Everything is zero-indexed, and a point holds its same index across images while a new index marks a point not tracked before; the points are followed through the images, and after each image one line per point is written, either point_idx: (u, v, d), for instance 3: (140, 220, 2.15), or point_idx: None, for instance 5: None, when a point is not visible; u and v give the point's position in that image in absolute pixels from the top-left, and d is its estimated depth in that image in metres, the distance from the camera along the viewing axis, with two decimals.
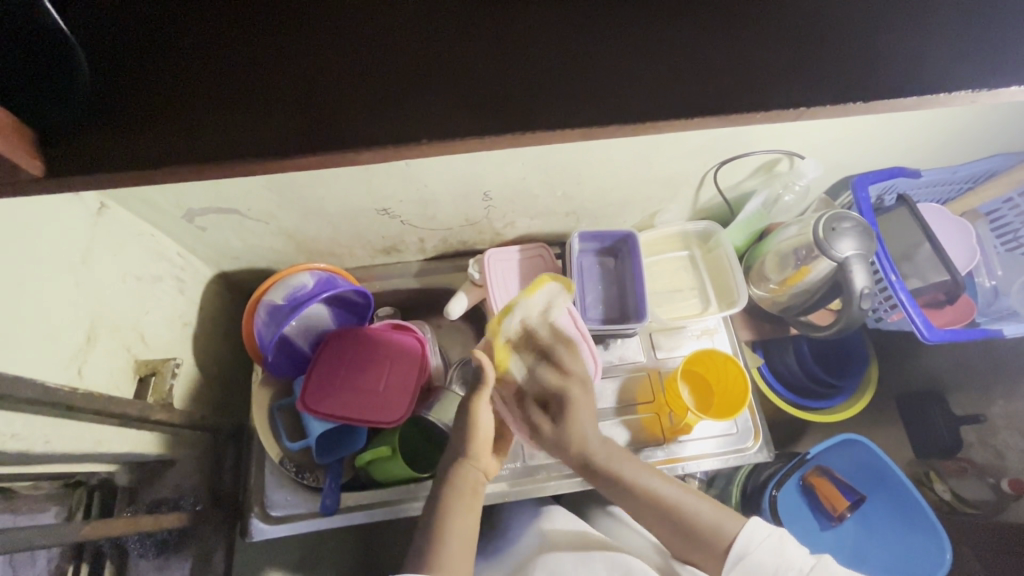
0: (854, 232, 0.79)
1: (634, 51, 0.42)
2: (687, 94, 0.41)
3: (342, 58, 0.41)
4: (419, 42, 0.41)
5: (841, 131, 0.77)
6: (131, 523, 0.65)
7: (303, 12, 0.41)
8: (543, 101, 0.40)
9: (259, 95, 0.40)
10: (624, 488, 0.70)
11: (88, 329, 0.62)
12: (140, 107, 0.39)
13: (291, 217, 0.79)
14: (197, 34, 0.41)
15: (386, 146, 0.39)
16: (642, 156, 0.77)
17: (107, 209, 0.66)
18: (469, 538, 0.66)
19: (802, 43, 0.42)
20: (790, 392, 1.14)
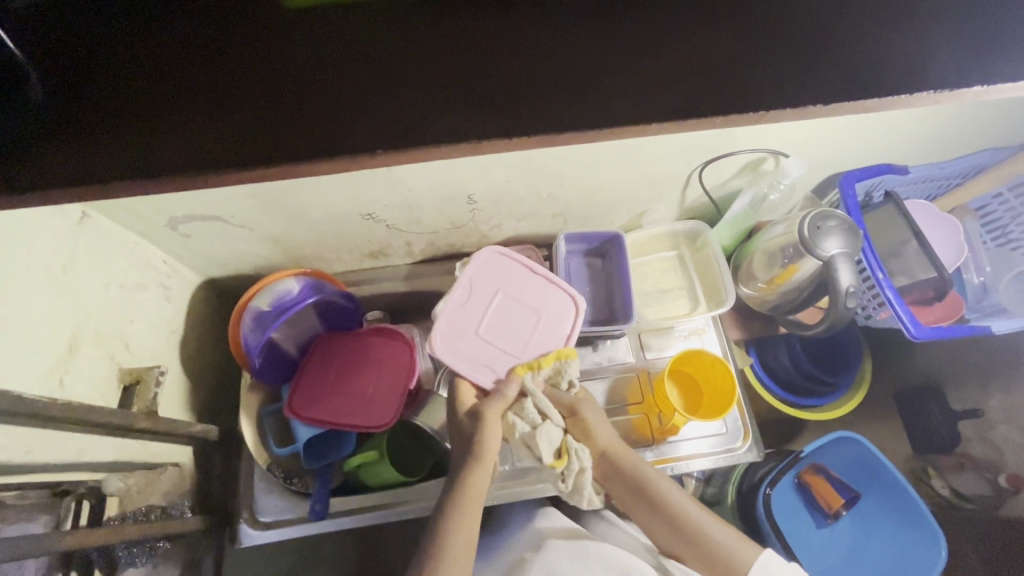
0: (839, 230, 0.79)
1: (586, 60, 0.42)
2: (645, 99, 0.41)
3: (304, 71, 0.41)
4: (379, 59, 0.42)
5: (825, 129, 0.77)
6: (115, 532, 0.64)
7: (263, 35, 0.42)
8: (498, 110, 0.41)
9: (214, 115, 0.40)
10: (641, 487, 0.73)
11: (70, 339, 0.62)
12: (91, 130, 0.39)
13: (277, 223, 0.79)
14: (154, 50, 0.41)
15: (345, 153, 0.39)
16: (625, 157, 0.77)
17: (89, 219, 0.66)
18: (469, 547, 0.65)
19: (766, 49, 0.43)
20: (782, 390, 1.15)
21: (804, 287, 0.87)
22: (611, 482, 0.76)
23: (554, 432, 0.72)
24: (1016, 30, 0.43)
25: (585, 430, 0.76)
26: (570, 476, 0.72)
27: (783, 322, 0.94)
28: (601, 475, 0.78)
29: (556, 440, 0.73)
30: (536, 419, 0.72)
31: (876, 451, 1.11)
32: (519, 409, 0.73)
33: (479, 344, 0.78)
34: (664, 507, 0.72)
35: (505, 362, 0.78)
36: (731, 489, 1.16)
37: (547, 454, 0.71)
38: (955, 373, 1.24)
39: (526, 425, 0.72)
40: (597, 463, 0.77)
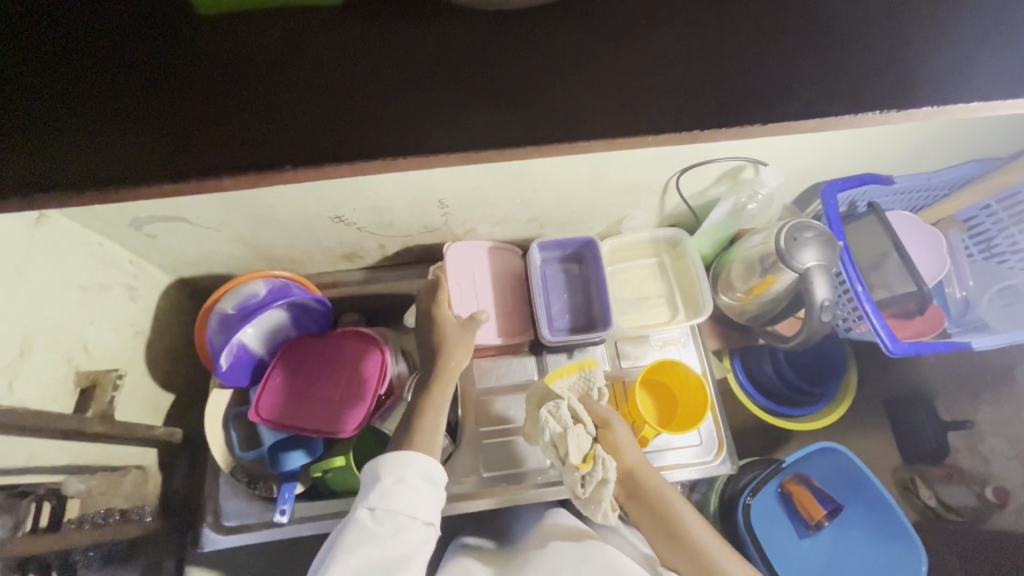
0: (817, 242, 0.77)
1: (529, 78, 0.44)
2: (589, 117, 0.43)
3: (233, 94, 0.43)
4: (305, 84, 0.43)
5: (803, 140, 0.75)
6: (66, 539, 0.63)
7: (193, 56, 0.44)
8: (440, 122, 0.43)
9: (140, 132, 0.42)
10: (660, 509, 0.72)
11: (21, 342, 0.61)
12: (26, 146, 0.41)
13: (244, 225, 0.78)
14: (84, 64, 0.43)
15: (296, 170, 0.42)
16: (599, 166, 0.76)
17: (47, 218, 0.65)
18: (433, 437, 0.70)
19: (711, 68, 0.44)
20: (765, 398, 1.15)
21: (782, 297, 0.85)
22: (634, 502, 0.74)
23: (585, 436, 0.73)
24: (965, 48, 0.43)
25: (615, 445, 0.74)
26: (592, 482, 0.71)
27: (760, 333, 0.93)
28: (624, 493, 0.75)
29: (585, 445, 0.73)
30: (568, 420, 0.73)
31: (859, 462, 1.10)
32: (553, 407, 0.75)
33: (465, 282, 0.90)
34: (677, 530, 0.70)
35: (471, 307, 0.89)
36: (714, 497, 1.16)
37: (574, 455, 0.72)
38: (944, 384, 1.22)
39: (559, 424, 0.73)
40: (622, 481, 0.75)
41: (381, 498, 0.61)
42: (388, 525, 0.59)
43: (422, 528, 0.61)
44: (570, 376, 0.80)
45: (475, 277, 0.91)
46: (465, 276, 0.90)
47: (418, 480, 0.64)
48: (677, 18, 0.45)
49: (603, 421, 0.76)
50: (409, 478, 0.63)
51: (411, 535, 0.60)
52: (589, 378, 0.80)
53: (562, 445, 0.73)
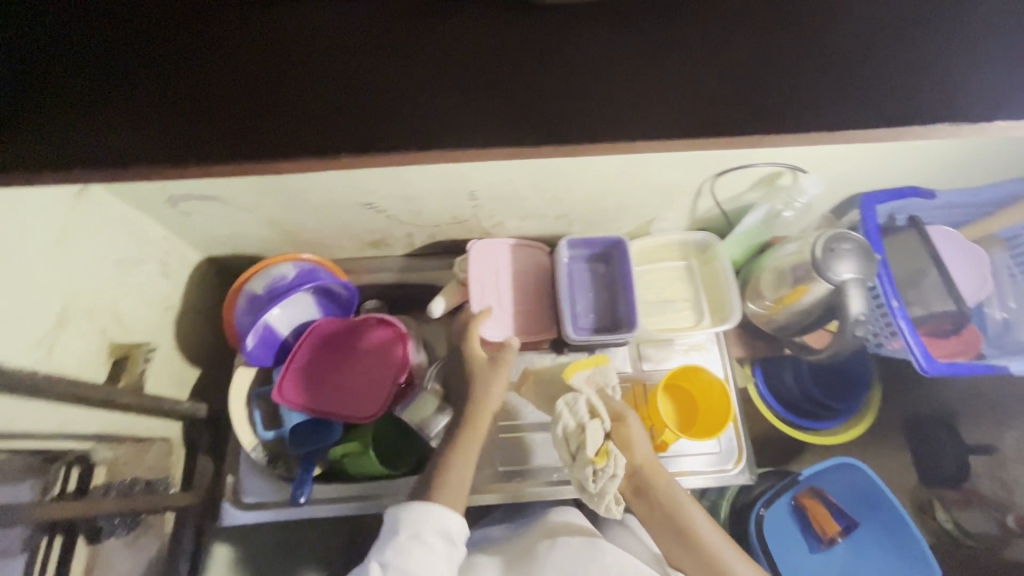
0: (854, 254, 0.75)
1: (563, 80, 0.47)
2: (616, 118, 0.46)
3: (250, 78, 0.47)
4: (318, 67, 0.47)
5: (846, 149, 0.73)
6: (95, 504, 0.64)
7: (211, 42, 0.48)
8: (478, 121, 0.47)
9: (166, 113, 0.47)
10: (670, 510, 0.70)
11: (59, 312, 0.62)
12: (67, 125, 0.46)
13: (276, 207, 0.79)
14: (117, 50, 0.48)
15: (329, 154, 0.47)
16: (633, 166, 0.75)
17: (90, 191, 0.66)
18: (462, 483, 0.69)
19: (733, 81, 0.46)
20: (785, 410, 1.13)
21: (812, 308, 0.83)
22: (643, 500, 0.72)
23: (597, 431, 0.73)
24: (984, 72, 0.45)
25: (627, 438, 0.73)
26: (605, 477, 0.70)
27: (787, 344, 0.92)
28: (631, 489, 0.74)
29: (598, 439, 0.72)
30: (583, 415, 0.73)
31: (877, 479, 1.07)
32: (572, 400, 0.75)
33: (490, 276, 0.90)
34: (688, 531, 0.69)
35: (493, 301, 0.89)
36: (725, 506, 1.12)
37: (589, 447, 0.71)
38: (970, 407, 1.19)
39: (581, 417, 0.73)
40: (631, 476, 0.73)
41: (394, 557, 0.62)
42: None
43: None
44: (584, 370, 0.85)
45: (496, 273, 0.90)
46: (491, 270, 0.90)
47: (433, 534, 0.64)
48: (709, 32, 0.47)
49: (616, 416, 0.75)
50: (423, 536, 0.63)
51: None
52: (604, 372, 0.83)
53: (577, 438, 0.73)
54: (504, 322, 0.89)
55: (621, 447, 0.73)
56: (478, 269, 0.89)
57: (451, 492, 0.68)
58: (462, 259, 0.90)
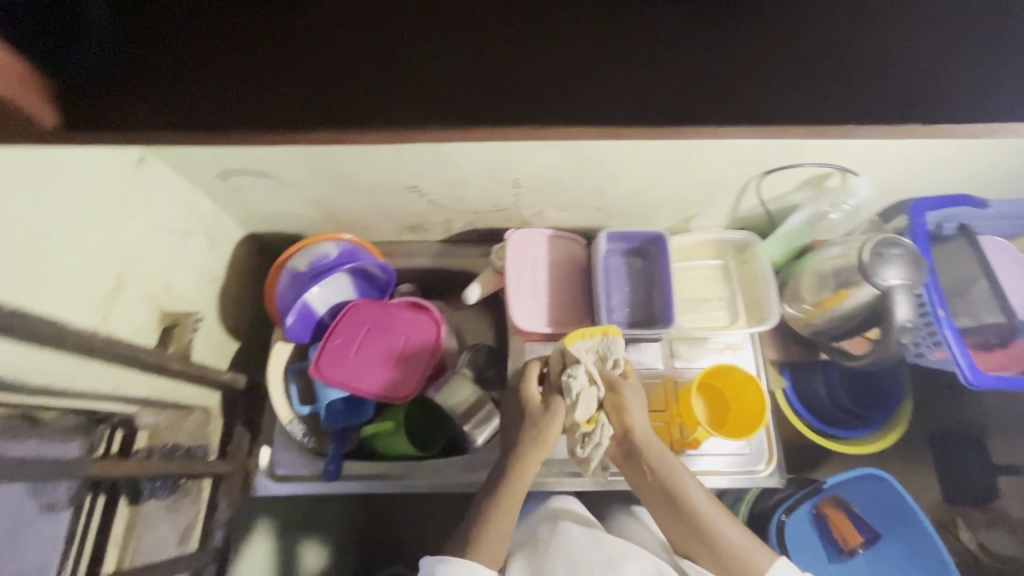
0: (902, 260, 0.73)
1: None
2: None
3: (318, 64, 0.56)
4: (375, 63, 0.57)
5: (900, 150, 0.72)
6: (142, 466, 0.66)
7: (285, 34, 0.57)
8: None
9: (242, 83, 0.56)
10: (670, 486, 0.70)
11: (117, 277, 0.64)
12: (158, 88, 0.55)
13: (322, 186, 0.80)
14: (201, 32, 0.57)
15: (369, 136, 0.56)
16: (679, 159, 0.74)
17: (147, 161, 0.68)
18: (502, 538, 0.67)
19: None
20: (814, 418, 1.11)
21: (853, 314, 0.82)
22: (631, 464, 0.73)
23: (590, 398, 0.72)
24: None
25: (619, 407, 0.72)
26: (590, 446, 0.71)
27: (824, 348, 0.91)
28: (623, 455, 0.74)
29: (590, 409, 0.71)
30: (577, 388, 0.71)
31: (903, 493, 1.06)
32: (573, 370, 0.72)
33: (526, 266, 0.90)
34: (687, 507, 0.69)
35: (528, 291, 0.89)
36: (744, 509, 1.10)
37: (580, 414, 0.71)
38: (1003, 426, 1.16)
39: (581, 387, 0.71)
40: (619, 440, 0.74)
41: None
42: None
43: None
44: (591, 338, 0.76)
45: (533, 263, 0.91)
46: (527, 260, 0.90)
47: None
48: None
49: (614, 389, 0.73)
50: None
51: None
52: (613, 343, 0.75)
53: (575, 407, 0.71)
54: (538, 312, 0.89)
55: (613, 413, 0.73)
56: (516, 259, 0.89)
57: (489, 541, 0.66)
58: (499, 247, 0.90)
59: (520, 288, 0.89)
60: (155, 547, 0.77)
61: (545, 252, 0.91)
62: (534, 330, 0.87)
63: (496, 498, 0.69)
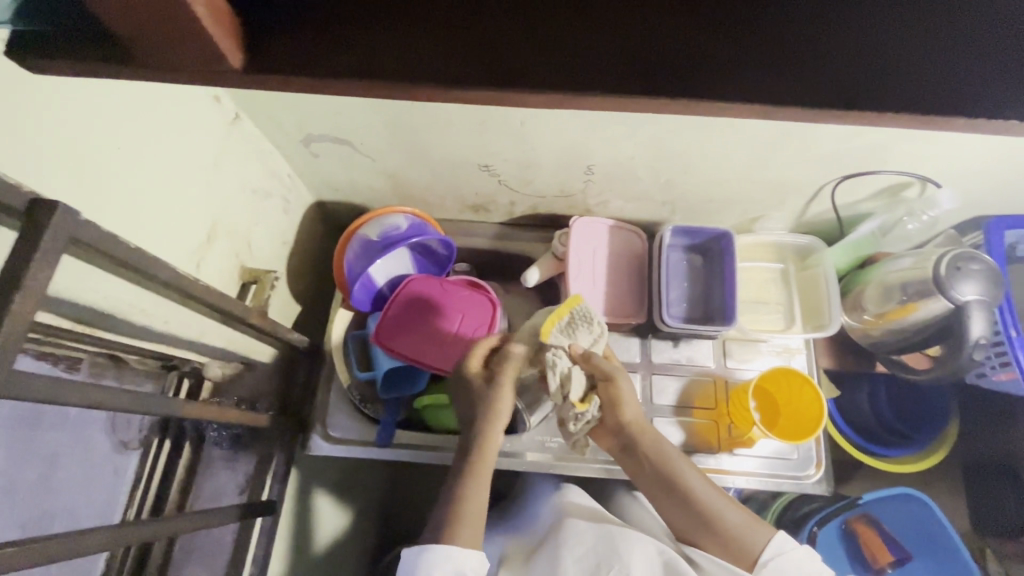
0: (981, 276, 0.75)
1: (749, 21, 0.41)
2: (795, 76, 0.39)
3: None
4: None
5: (991, 160, 0.70)
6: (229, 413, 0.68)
7: None
8: (653, 52, 0.40)
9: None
10: (666, 473, 0.69)
11: (209, 229, 0.67)
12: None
13: (398, 158, 0.81)
14: None
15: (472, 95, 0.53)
16: (761, 155, 0.74)
17: (241, 120, 0.70)
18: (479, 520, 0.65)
19: (925, 47, 0.40)
20: (857, 434, 1.09)
21: (917, 329, 0.82)
22: (630, 457, 0.71)
23: (579, 375, 0.69)
24: None
25: (614, 397, 0.70)
26: (583, 422, 0.69)
27: (881, 358, 0.90)
28: (617, 444, 0.72)
29: (580, 388, 0.69)
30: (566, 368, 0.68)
31: (935, 512, 1.04)
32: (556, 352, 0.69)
33: (587, 254, 0.91)
34: (684, 494, 0.68)
35: (587, 279, 0.90)
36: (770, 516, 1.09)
37: (574, 394, 0.68)
38: None
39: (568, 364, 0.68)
40: (615, 433, 0.71)
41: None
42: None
43: None
44: (561, 320, 0.71)
45: (593, 251, 0.91)
46: (590, 248, 0.91)
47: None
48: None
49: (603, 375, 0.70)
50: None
51: None
52: (586, 316, 0.71)
53: (566, 384, 0.68)
54: (595, 300, 0.89)
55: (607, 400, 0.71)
56: (577, 246, 0.90)
57: (469, 524, 0.64)
58: (562, 234, 0.91)
59: (580, 275, 0.90)
60: (214, 493, 0.80)
61: (606, 242, 0.92)
62: None
63: (464, 475, 0.68)
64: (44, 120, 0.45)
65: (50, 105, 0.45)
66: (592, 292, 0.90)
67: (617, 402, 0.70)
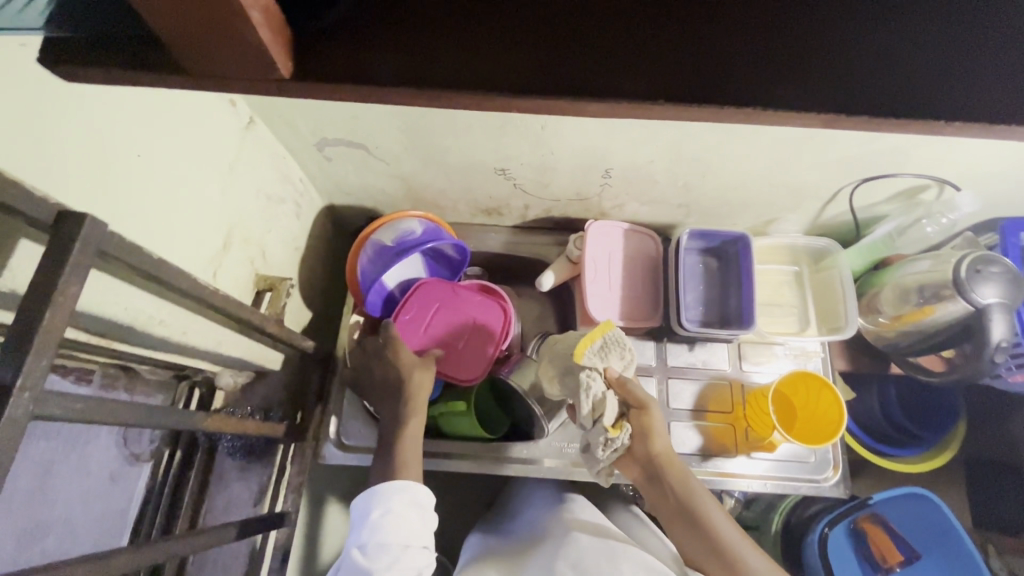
0: (1000, 279, 0.75)
1: (798, 28, 0.40)
2: (849, 85, 0.38)
3: None
4: None
5: (1012, 163, 0.71)
6: (247, 425, 0.67)
7: None
8: (704, 59, 0.39)
9: None
10: (691, 511, 0.66)
11: (224, 237, 0.65)
12: None
13: (414, 163, 0.80)
14: None
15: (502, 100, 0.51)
16: (781, 158, 0.73)
17: (255, 124, 0.68)
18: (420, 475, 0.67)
19: (976, 55, 0.39)
20: (868, 436, 1.08)
21: (935, 331, 0.82)
22: (656, 490, 0.69)
23: (613, 400, 0.69)
24: None
25: (646, 427, 0.69)
26: (614, 448, 0.68)
27: (897, 361, 0.90)
28: (642, 476, 0.70)
29: (613, 411, 0.69)
30: (599, 392, 0.68)
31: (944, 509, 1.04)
32: (591, 374, 0.69)
33: (602, 258, 0.90)
34: (706, 532, 0.65)
35: (602, 283, 0.89)
36: (778, 519, 1.12)
37: (607, 417, 0.68)
38: None
39: (601, 389, 0.69)
40: (643, 464, 0.69)
41: (372, 535, 0.59)
42: (381, 561, 0.58)
43: (420, 552, 0.60)
44: (593, 344, 0.70)
45: (608, 254, 0.90)
46: (605, 252, 0.90)
47: (407, 507, 0.62)
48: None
49: (637, 404, 0.70)
50: (395, 509, 0.62)
51: (413, 559, 0.59)
52: (619, 341, 0.71)
53: (599, 407, 0.68)
54: (611, 304, 0.89)
55: (638, 433, 0.69)
56: (592, 250, 0.89)
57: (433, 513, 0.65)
58: (577, 237, 0.90)
59: (595, 280, 0.89)
60: (226, 506, 0.79)
61: (621, 245, 0.91)
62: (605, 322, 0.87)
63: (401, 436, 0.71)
64: (69, 127, 0.43)
65: (77, 114, 0.44)
66: (607, 296, 0.89)
67: (648, 433, 0.68)
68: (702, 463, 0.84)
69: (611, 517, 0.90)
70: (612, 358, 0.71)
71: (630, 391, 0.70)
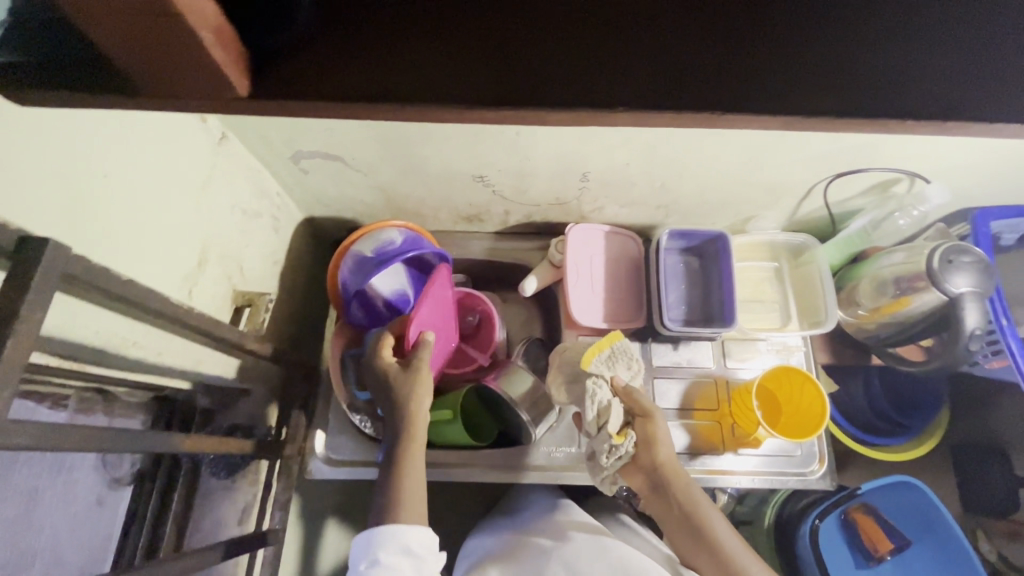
0: (973, 268, 0.76)
1: (754, 30, 0.40)
2: (806, 86, 0.39)
3: None
4: None
5: (978, 154, 0.72)
6: (229, 443, 0.66)
7: None
8: (663, 64, 0.39)
9: None
10: (693, 518, 0.66)
11: (199, 255, 0.65)
12: None
13: (391, 172, 0.80)
14: None
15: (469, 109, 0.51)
16: (754, 157, 0.74)
17: (227, 139, 0.68)
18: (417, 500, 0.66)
19: (926, 52, 0.40)
20: (853, 426, 1.10)
21: (913, 321, 0.83)
22: (661, 498, 0.68)
23: (618, 407, 0.71)
24: None
25: (651, 435, 0.69)
26: (617, 455, 0.69)
27: (878, 352, 0.91)
28: (646, 484, 0.70)
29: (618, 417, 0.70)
30: (604, 399, 0.70)
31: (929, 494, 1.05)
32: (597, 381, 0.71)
33: (584, 260, 0.90)
34: (707, 540, 0.64)
35: (584, 285, 0.89)
36: (769, 512, 1.12)
37: (613, 423, 0.69)
38: None
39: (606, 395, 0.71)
40: (648, 473, 0.69)
41: None
42: None
43: None
44: (601, 353, 0.74)
45: (590, 257, 0.90)
46: (587, 255, 0.90)
47: (395, 556, 0.61)
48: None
49: (643, 411, 0.71)
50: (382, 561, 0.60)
51: None
52: (626, 351, 0.75)
53: (603, 414, 0.70)
54: (594, 307, 0.89)
55: (643, 440, 0.70)
56: (574, 253, 0.89)
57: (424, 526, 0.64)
58: (558, 241, 0.91)
59: (578, 283, 0.89)
60: (213, 526, 0.78)
61: (602, 247, 0.91)
62: (588, 325, 0.87)
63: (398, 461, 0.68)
64: (30, 151, 0.43)
65: (38, 137, 0.43)
66: (590, 299, 0.89)
67: (654, 440, 0.69)
68: (690, 461, 0.85)
69: (602, 519, 0.90)
70: (623, 367, 0.74)
71: (637, 400, 0.71)
